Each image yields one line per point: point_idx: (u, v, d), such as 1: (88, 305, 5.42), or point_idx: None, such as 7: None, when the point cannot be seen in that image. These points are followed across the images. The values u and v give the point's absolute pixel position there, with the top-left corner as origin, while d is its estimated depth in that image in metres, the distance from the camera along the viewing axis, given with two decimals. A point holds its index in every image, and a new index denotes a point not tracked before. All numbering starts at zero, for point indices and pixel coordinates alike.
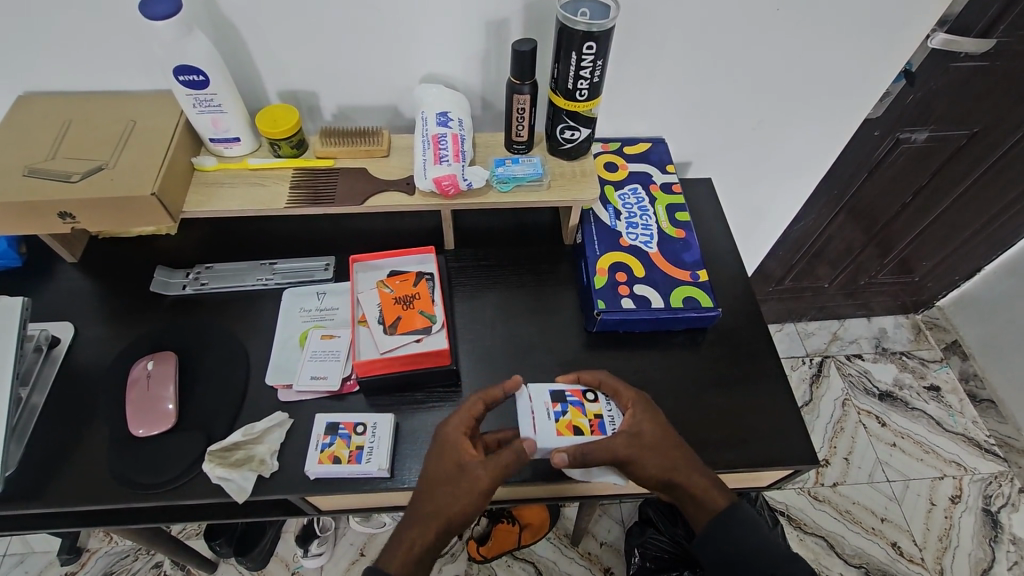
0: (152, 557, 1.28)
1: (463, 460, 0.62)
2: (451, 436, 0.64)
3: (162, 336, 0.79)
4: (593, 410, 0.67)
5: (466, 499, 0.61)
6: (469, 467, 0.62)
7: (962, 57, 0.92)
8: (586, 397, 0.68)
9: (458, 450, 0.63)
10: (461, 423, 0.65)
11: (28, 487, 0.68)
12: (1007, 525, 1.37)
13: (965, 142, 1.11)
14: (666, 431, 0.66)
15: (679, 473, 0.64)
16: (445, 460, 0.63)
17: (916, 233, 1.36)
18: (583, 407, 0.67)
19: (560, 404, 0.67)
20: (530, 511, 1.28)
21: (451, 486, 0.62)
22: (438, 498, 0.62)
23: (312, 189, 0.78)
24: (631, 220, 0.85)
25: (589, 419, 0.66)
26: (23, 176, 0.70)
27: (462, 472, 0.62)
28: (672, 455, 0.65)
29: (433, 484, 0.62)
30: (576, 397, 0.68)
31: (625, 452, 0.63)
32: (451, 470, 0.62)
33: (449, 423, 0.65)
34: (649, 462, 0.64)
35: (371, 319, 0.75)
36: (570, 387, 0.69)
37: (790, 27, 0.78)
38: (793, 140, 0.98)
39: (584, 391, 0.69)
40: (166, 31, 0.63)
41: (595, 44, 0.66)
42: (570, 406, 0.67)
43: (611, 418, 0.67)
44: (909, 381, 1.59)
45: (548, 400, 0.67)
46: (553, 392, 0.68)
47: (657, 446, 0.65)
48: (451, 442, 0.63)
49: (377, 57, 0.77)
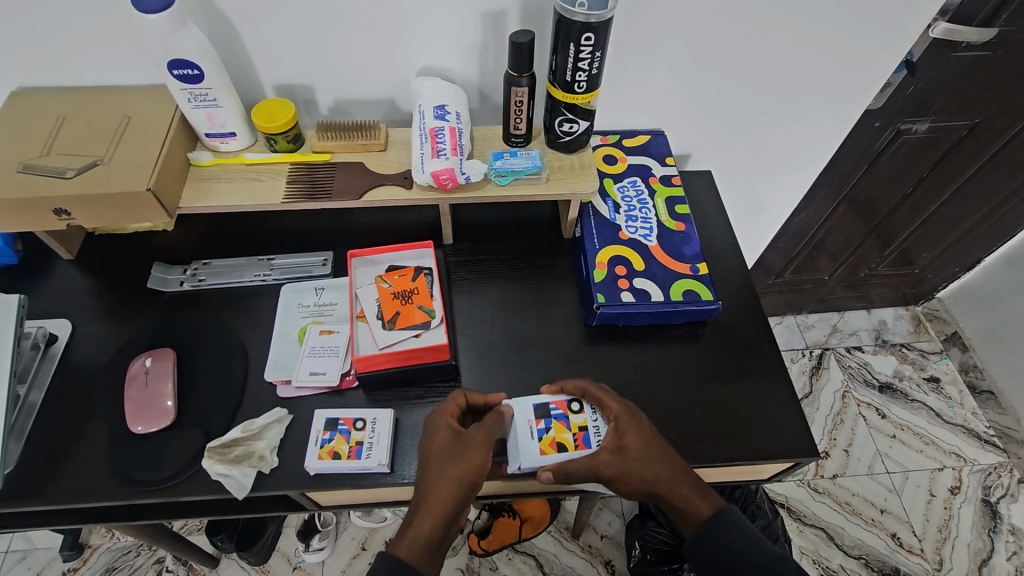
0: (154, 553, 1.28)
1: (451, 435, 0.64)
2: (438, 421, 0.65)
3: (160, 332, 0.78)
4: (578, 423, 0.67)
5: (462, 466, 0.60)
6: (459, 438, 0.63)
7: (963, 47, 0.91)
8: (571, 409, 0.68)
9: (445, 428, 0.64)
10: (446, 406, 0.67)
11: (26, 484, 0.68)
12: (1007, 515, 1.37)
13: (967, 133, 1.10)
14: (650, 443, 0.65)
15: (661, 486, 0.64)
16: (434, 441, 0.63)
17: (916, 224, 1.35)
18: (567, 421, 0.67)
19: (544, 420, 0.67)
20: (532, 504, 1.27)
21: (445, 460, 0.62)
22: (434, 477, 0.61)
23: (310, 184, 0.77)
24: (631, 213, 0.85)
25: (573, 433, 0.66)
26: (18, 172, 0.69)
27: (452, 445, 0.62)
28: (655, 469, 0.64)
29: (428, 466, 0.62)
30: (561, 410, 0.67)
31: (606, 470, 0.64)
32: (443, 447, 0.63)
33: (438, 413, 0.67)
34: (631, 479, 0.64)
35: (369, 314, 0.74)
36: (553, 400, 0.68)
37: (790, 19, 0.78)
38: (793, 131, 0.98)
39: (568, 402, 0.68)
40: (160, 25, 0.62)
41: (593, 35, 0.66)
42: (553, 421, 0.67)
43: (596, 430, 0.66)
44: (909, 373, 1.59)
45: (531, 417, 0.67)
46: (536, 407, 0.67)
47: (639, 459, 0.64)
48: (438, 424, 0.65)
49: (374, 50, 0.76)
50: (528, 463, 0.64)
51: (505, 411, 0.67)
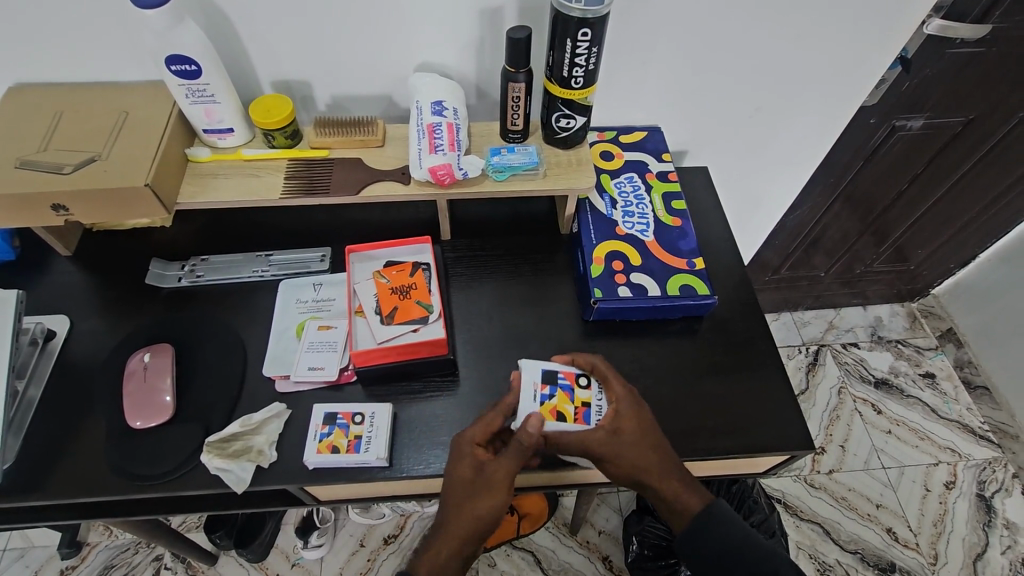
0: (153, 550, 1.28)
1: (475, 466, 0.64)
2: (464, 444, 0.64)
3: (159, 327, 0.78)
4: (582, 398, 0.66)
5: (486, 503, 0.63)
6: (483, 472, 0.64)
7: (958, 43, 0.92)
8: (578, 382, 0.67)
9: (470, 458, 0.64)
10: (473, 429, 0.65)
11: (25, 479, 0.68)
12: (1001, 509, 1.38)
13: (962, 130, 1.11)
14: (646, 431, 0.65)
15: (651, 473, 0.65)
16: (457, 468, 0.64)
17: (912, 222, 1.36)
18: (572, 393, 0.66)
19: (549, 387, 0.65)
20: (530, 501, 1.25)
21: (470, 493, 0.63)
22: (456, 507, 0.64)
23: (307, 180, 0.78)
24: (627, 209, 0.85)
25: (575, 407, 0.65)
26: (16, 168, 0.69)
27: (478, 478, 0.63)
28: (647, 457, 0.65)
29: (449, 493, 0.64)
30: (568, 381, 0.66)
31: (600, 449, 0.64)
32: (468, 479, 0.64)
33: (464, 434, 0.65)
34: (623, 462, 0.64)
35: (367, 310, 0.75)
36: (564, 369, 0.67)
37: (786, 16, 0.78)
38: (789, 128, 0.98)
39: (577, 375, 0.67)
40: (158, 20, 0.63)
41: (590, 30, 0.66)
42: (558, 389, 0.66)
43: (598, 409, 0.66)
44: (904, 368, 1.60)
45: (538, 381, 0.66)
46: (545, 372, 0.66)
47: (635, 444, 0.65)
48: (462, 449, 0.64)
49: (372, 45, 0.77)
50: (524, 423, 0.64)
51: (534, 423, 0.62)
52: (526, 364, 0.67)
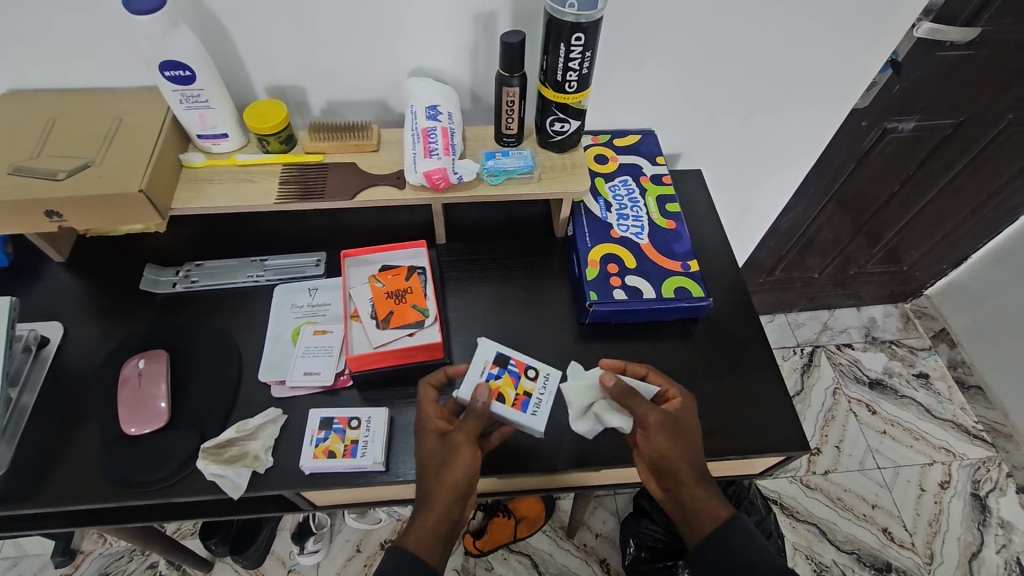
0: (148, 558, 1.28)
1: (439, 437, 0.64)
2: (425, 421, 0.65)
3: (153, 334, 0.78)
4: (525, 387, 0.70)
5: (455, 468, 0.61)
6: (447, 440, 0.63)
7: (947, 47, 0.93)
8: (526, 371, 0.71)
9: (432, 430, 0.64)
10: (426, 406, 0.66)
11: (18, 487, 0.68)
12: (996, 509, 1.39)
13: (952, 132, 1.12)
14: (694, 429, 0.67)
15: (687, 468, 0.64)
16: (424, 445, 0.64)
17: (904, 223, 1.37)
18: (517, 380, 0.70)
19: (498, 368, 0.71)
20: (526, 503, 1.27)
21: (437, 463, 0.62)
22: (432, 478, 0.62)
23: (302, 184, 0.78)
24: (622, 212, 0.85)
25: (517, 393, 0.70)
26: (9, 174, 0.69)
27: (441, 446, 0.63)
28: (690, 452, 0.65)
29: (424, 470, 0.62)
30: (518, 368, 0.71)
31: (653, 419, 0.65)
32: (434, 451, 0.63)
33: (424, 414, 0.66)
34: (668, 444, 0.64)
35: (363, 314, 0.75)
36: (516, 356, 0.72)
37: (778, 21, 0.79)
38: (782, 130, 0.99)
39: (527, 365, 0.72)
40: (151, 26, 0.62)
41: (583, 35, 0.66)
42: (506, 373, 0.71)
43: (538, 401, 0.70)
44: (898, 369, 1.61)
45: (490, 360, 0.71)
46: (499, 355, 0.72)
47: (681, 433, 0.65)
48: (425, 425, 0.65)
49: (366, 50, 0.77)
50: (466, 394, 0.68)
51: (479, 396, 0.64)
52: (482, 343, 0.73)
